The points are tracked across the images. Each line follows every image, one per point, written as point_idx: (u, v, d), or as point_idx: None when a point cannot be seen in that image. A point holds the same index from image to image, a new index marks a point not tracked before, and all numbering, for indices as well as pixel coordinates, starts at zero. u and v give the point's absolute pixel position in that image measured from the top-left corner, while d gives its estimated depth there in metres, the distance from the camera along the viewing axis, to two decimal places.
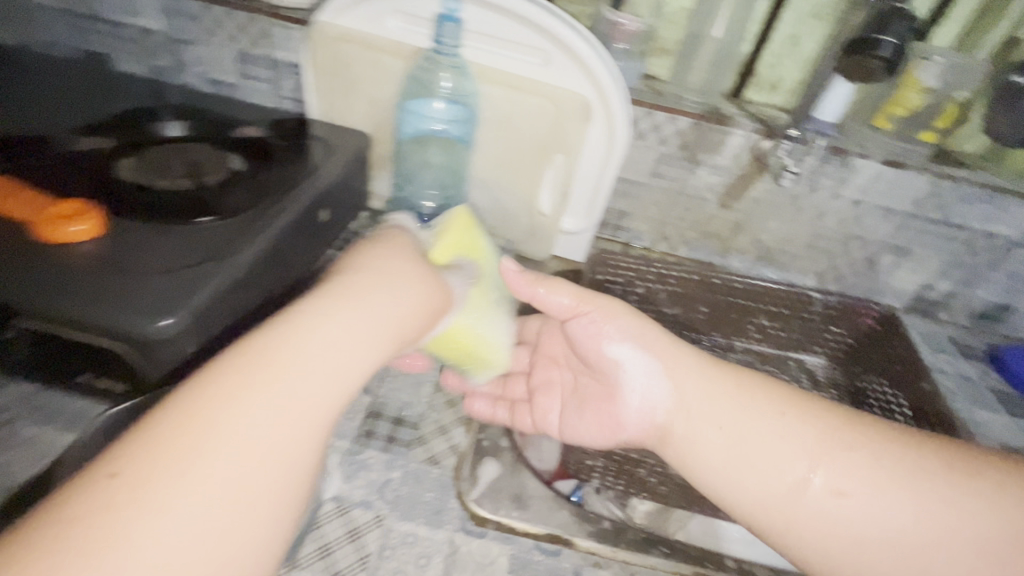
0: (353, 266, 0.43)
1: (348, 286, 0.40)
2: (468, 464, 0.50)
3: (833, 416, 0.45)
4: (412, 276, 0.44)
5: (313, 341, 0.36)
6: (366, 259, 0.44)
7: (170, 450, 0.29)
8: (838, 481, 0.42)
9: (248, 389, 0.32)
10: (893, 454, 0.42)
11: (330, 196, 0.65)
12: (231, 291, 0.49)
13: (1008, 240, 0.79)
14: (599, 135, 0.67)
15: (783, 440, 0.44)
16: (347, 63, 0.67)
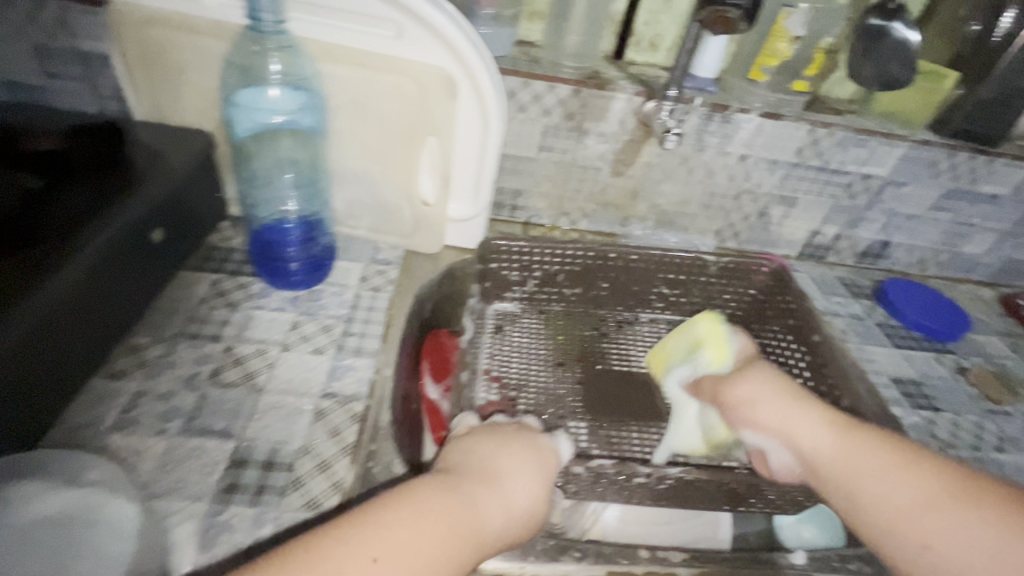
0: (499, 471, 0.44)
1: (496, 486, 0.42)
2: (354, 501, 0.45)
3: (921, 468, 0.44)
4: (534, 469, 0.46)
5: (427, 508, 0.37)
6: (502, 466, 0.44)
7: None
8: (944, 528, 0.40)
9: (348, 543, 0.34)
10: (981, 492, 0.41)
11: (163, 212, 0.55)
12: (33, 341, 0.41)
13: (881, 180, 0.82)
14: (470, 111, 0.61)
15: (901, 483, 0.43)
16: (163, 51, 0.57)
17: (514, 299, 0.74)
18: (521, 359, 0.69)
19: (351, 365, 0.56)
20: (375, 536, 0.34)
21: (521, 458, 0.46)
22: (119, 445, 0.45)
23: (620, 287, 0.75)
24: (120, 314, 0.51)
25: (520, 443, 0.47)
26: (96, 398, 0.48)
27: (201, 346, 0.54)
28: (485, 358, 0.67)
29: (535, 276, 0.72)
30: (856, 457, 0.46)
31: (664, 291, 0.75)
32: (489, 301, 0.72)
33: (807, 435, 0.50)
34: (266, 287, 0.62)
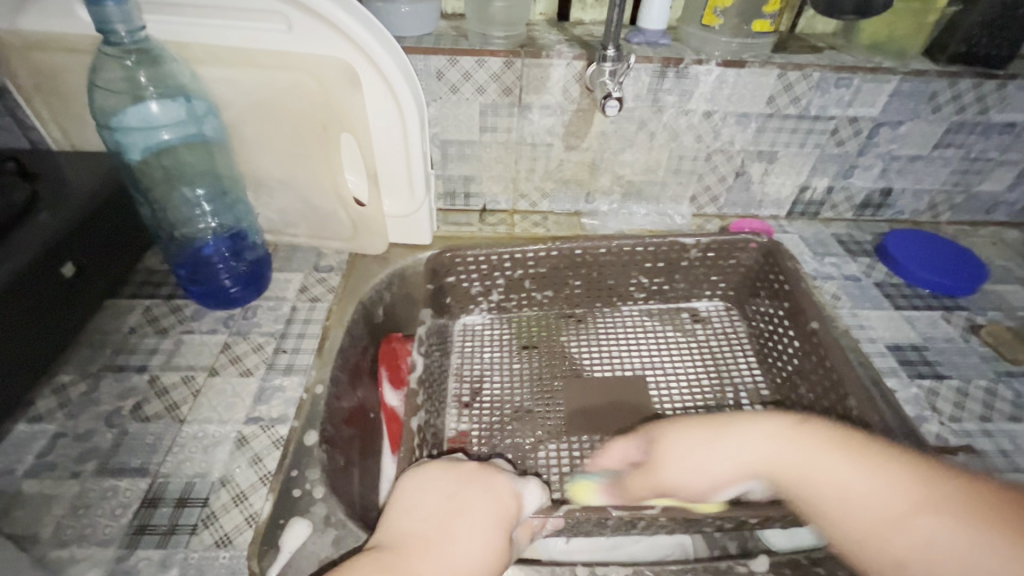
0: (441, 518, 0.40)
1: (432, 537, 0.39)
2: (268, 534, 0.42)
3: (884, 470, 0.39)
4: (484, 504, 0.42)
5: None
6: (445, 503, 0.41)
7: None
8: (914, 539, 0.36)
9: None
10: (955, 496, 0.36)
11: (75, 245, 0.52)
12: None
13: (873, 121, 0.72)
14: (383, 100, 0.57)
15: (859, 486, 0.39)
16: (58, 76, 0.55)
17: (481, 311, 0.73)
18: (496, 352, 0.69)
19: (280, 385, 0.54)
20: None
21: (472, 502, 0.42)
22: (31, 492, 0.44)
23: (595, 288, 0.73)
24: (34, 357, 0.49)
25: (472, 485, 0.43)
26: (15, 443, 0.47)
27: (126, 379, 0.53)
28: (454, 381, 0.66)
29: (508, 286, 0.71)
30: (819, 459, 0.41)
31: (641, 280, 0.73)
32: (460, 314, 0.72)
33: (756, 448, 0.44)
34: (199, 309, 0.60)
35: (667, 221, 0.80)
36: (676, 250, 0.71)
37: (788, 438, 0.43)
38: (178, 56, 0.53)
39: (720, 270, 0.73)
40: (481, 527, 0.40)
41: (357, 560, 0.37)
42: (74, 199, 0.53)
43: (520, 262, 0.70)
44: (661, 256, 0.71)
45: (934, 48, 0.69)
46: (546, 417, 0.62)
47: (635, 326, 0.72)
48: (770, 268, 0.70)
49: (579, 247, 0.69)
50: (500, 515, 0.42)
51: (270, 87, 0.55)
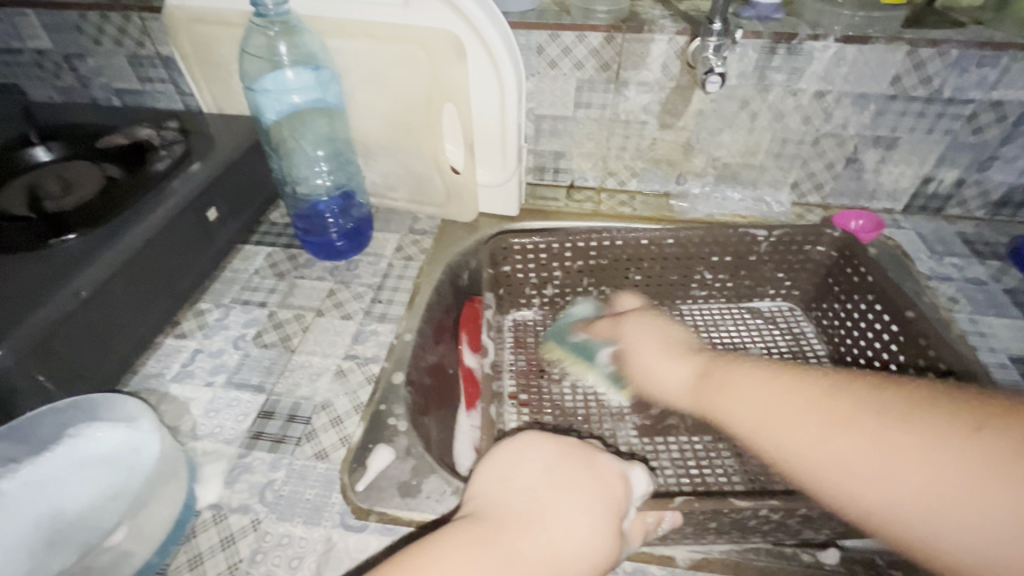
0: (550, 485, 0.39)
1: (542, 502, 0.38)
2: (358, 453, 0.48)
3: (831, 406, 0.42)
4: (587, 478, 0.40)
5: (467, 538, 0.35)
6: (547, 473, 0.40)
7: None
8: (848, 467, 0.39)
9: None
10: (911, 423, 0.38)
11: (216, 193, 0.61)
12: (96, 299, 0.48)
13: (1021, 106, 0.64)
14: (483, 70, 0.60)
15: (822, 438, 0.41)
16: (212, 46, 0.64)
17: (534, 306, 0.73)
18: (556, 345, 0.69)
19: (375, 330, 0.59)
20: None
21: (576, 477, 0.40)
22: (175, 393, 0.53)
23: (651, 287, 0.71)
24: (182, 284, 0.58)
25: (574, 460, 0.41)
26: (165, 353, 0.57)
27: (250, 311, 0.61)
28: (510, 378, 0.65)
29: (564, 279, 0.70)
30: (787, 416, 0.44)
31: (704, 276, 0.71)
32: (507, 310, 0.72)
33: (742, 411, 0.48)
34: (310, 259, 0.68)
35: (763, 207, 0.77)
36: (743, 250, 0.68)
37: (698, 382, 0.55)
38: (311, 29, 0.60)
39: (784, 267, 0.70)
40: (581, 510, 0.38)
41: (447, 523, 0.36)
42: (219, 153, 0.62)
43: (581, 251, 0.68)
44: (729, 252, 0.69)
45: None
46: (608, 414, 0.62)
47: (693, 324, 0.71)
48: (846, 262, 0.66)
49: (643, 235, 0.67)
50: (604, 496, 0.39)
51: (382, 59, 0.60)
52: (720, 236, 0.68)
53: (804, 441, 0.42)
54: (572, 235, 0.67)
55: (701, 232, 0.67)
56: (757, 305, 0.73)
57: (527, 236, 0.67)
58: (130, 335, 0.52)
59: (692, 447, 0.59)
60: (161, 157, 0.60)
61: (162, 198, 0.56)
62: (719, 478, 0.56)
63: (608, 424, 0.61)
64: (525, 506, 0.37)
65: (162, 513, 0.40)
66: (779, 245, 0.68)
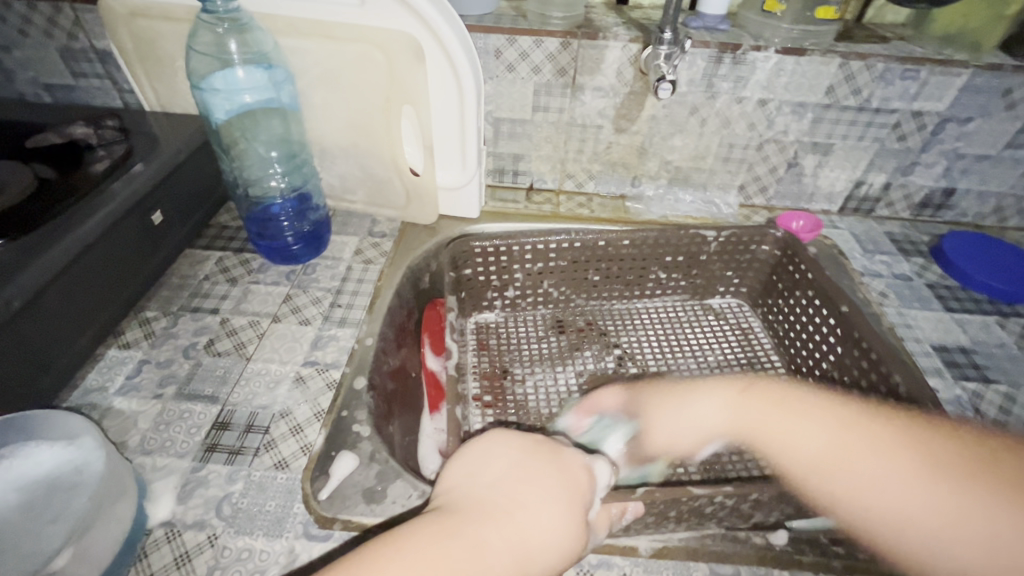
0: (520, 479, 0.40)
1: (512, 494, 0.38)
2: (320, 462, 0.47)
3: (877, 435, 0.45)
4: (554, 472, 0.41)
5: (436, 528, 0.35)
6: (518, 468, 0.41)
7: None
8: (871, 486, 0.43)
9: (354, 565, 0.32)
10: (919, 464, 0.42)
11: (160, 195, 0.58)
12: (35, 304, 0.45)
13: (938, 117, 0.70)
14: (442, 73, 0.60)
15: (865, 466, 0.44)
16: (154, 41, 0.61)
17: (496, 308, 0.74)
18: (516, 345, 0.70)
19: (335, 335, 0.58)
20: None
21: (544, 471, 0.41)
22: (121, 407, 0.50)
23: (606, 287, 0.74)
24: (125, 291, 0.55)
25: (541, 456, 0.42)
26: (108, 364, 0.54)
27: (201, 319, 0.59)
28: (473, 379, 0.66)
29: (525, 281, 0.72)
30: (833, 442, 0.47)
31: (660, 275, 0.74)
32: (468, 313, 0.72)
33: (805, 439, 0.49)
34: (264, 263, 0.66)
35: (713, 209, 0.80)
36: (695, 250, 0.72)
37: (737, 396, 0.56)
38: (263, 27, 0.58)
39: (734, 265, 0.74)
40: (549, 502, 0.38)
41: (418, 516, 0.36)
42: (163, 154, 0.59)
43: (540, 253, 0.69)
44: (682, 251, 0.72)
45: (1012, 44, 0.66)
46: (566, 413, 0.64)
47: (645, 321, 0.74)
48: (789, 260, 0.70)
49: (600, 236, 0.69)
50: (570, 488, 0.40)
51: (338, 60, 0.59)
52: (673, 237, 0.71)
53: (838, 460, 0.45)
54: (530, 237, 0.68)
55: (655, 232, 0.70)
56: (711, 302, 0.77)
57: (487, 237, 0.68)
58: (68, 346, 0.49)
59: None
60: (100, 157, 0.57)
61: (103, 199, 0.53)
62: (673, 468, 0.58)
63: (566, 423, 0.63)
64: (492, 497, 0.38)
65: (110, 532, 0.38)
66: (728, 244, 0.72)
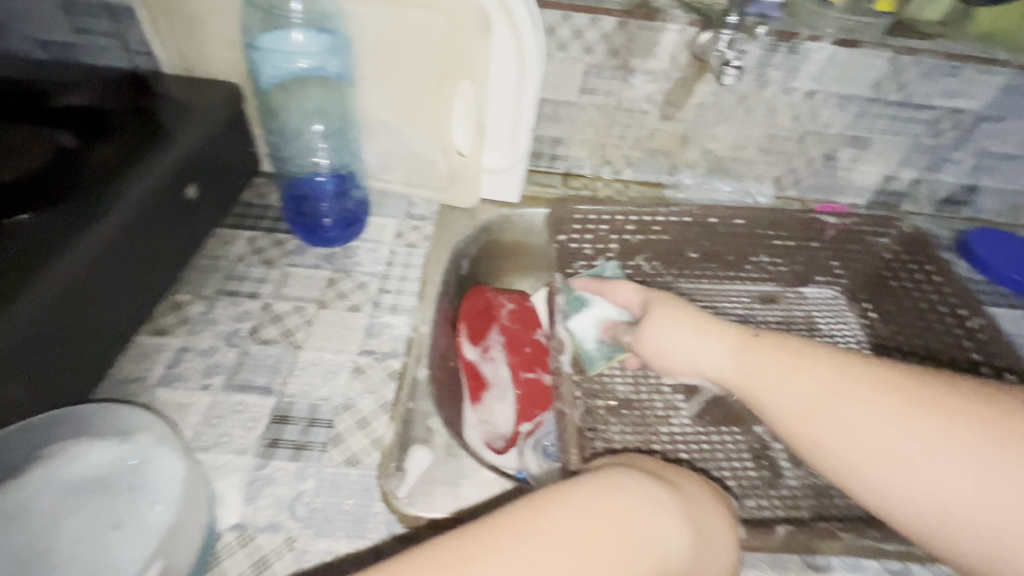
0: (680, 475, 0.37)
1: (679, 483, 0.35)
2: (394, 457, 0.44)
3: (884, 387, 0.37)
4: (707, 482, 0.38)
5: (611, 481, 0.32)
6: (677, 470, 0.38)
7: (477, 535, 0.29)
8: (864, 442, 0.35)
9: (527, 510, 0.30)
10: (896, 391, 0.36)
11: (196, 168, 0.53)
12: (73, 288, 0.41)
13: (974, 115, 0.72)
14: (503, 47, 0.57)
15: (871, 429, 0.36)
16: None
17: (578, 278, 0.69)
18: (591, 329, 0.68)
19: (388, 322, 0.55)
20: (545, 548, 0.28)
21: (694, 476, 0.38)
22: (165, 399, 0.46)
23: (704, 267, 0.70)
24: (162, 273, 0.51)
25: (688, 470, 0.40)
26: (143, 353, 0.49)
27: (240, 304, 0.54)
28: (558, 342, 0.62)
29: (619, 252, 0.70)
30: (785, 377, 0.41)
31: (762, 257, 0.70)
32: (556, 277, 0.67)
33: (783, 395, 0.41)
34: (301, 245, 0.61)
35: (749, 200, 0.80)
36: (806, 231, 0.68)
37: (738, 353, 0.45)
38: None
39: (841, 254, 0.69)
40: (712, 503, 0.36)
41: (609, 475, 0.33)
42: (197, 123, 0.54)
43: (644, 226, 0.68)
44: (796, 235, 0.69)
45: None
46: (654, 398, 0.56)
47: (741, 302, 0.68)
48: (908, 259, 0.67)
49: (720, 210, 0.67)
50: (725, 498, 0.38)
51: (393, 28, 0.55)
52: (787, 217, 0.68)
53: (803, 411, 0.39)
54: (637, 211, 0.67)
55: (774, 210, 0.68)
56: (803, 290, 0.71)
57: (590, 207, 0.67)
58: (105, 333, 0.45)
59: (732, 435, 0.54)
60: (124, 125, 0.52)
61: (138, 173, 0.48)
62: (741, 463, 0.52)
63: (657, 408, 0.55)
64: (678, 492, 0.34)
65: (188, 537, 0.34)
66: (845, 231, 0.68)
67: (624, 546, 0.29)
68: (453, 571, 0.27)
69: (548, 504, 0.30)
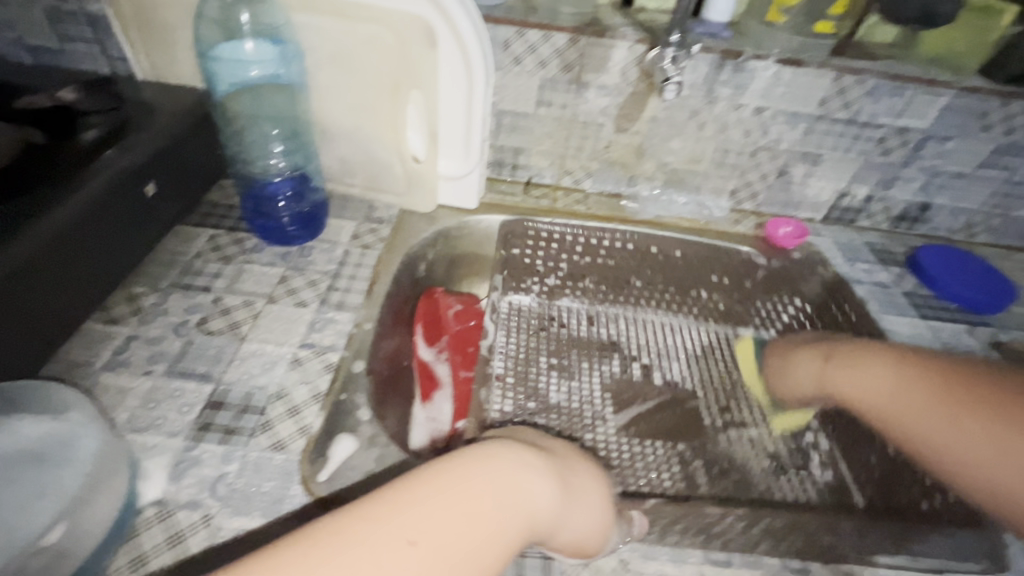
0: (553, 448, 0.45)
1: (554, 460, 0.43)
2: (318, 444, 0.46)
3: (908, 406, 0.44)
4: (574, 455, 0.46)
5: (497, 454, 0.39)
6: (551, 442, 0.47)
7: (377, 505, 0.33)
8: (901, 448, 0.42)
9: (426, 483, 0.35)
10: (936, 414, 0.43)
11: (158, 167, 0.56)
12: (24, 271, 0.43)
13: (921, 134, 0.73)
14: (451, 58, 0.60)
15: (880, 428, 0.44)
16: (154, 8, 0.60)
17: (532, 292, 0.77)
18: (535, 341, 0.73)
19: (333, 318, 0.57)
20: (417, 516, 0.32)
21: (570, 453, 0.46)
22: (107, 382, 0.48)
23: (648, 294, 0.78)
24: (117, 265, 0.53)
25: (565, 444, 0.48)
26: (92, 339, 0.51)
27: (192, 297, 0.57)
28: (500, 357, 0.70)
29: (570, 270, 0.77)
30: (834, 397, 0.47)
31: (703, 293, 0.78)
32: (507, 292, 0.76)
33: (873, 385, 0.53)
34: (258, 243, 0.64)
35: (705, 212, 0.82)
36: (740, 270, 0.77)
37: (824, 366, 0.58)
38: None
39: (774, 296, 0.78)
40: (582, 480, 0.43)
41: (464, 452, 0.38)
42: (161, 125, 0.57)
43: (590, 249, 0.76)
44: (729, 274, 0.77)
45: (992, 66, 0.69)
46: (585, 408, 0.67)
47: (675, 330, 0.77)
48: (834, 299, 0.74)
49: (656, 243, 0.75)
50: (592, 469, 0.46)
51: (346, 40, 0.59)
52: (722, 255, 0.77)
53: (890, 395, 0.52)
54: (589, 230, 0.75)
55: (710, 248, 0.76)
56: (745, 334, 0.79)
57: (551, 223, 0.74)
58: (56, 318, 0.47)
59: (655, 447, 0.64)
60: (92, 124, 0.55)
61: (99, 168, 0.51)
62: (664, 471, 0.61)
63: (586, 416, 0.66)
64: (540, 455, 0.42)
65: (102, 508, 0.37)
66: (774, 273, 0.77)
67: (505, 514, 0.36)
68: (349, 537, 0.31)
69: (408, 483, 0.35)
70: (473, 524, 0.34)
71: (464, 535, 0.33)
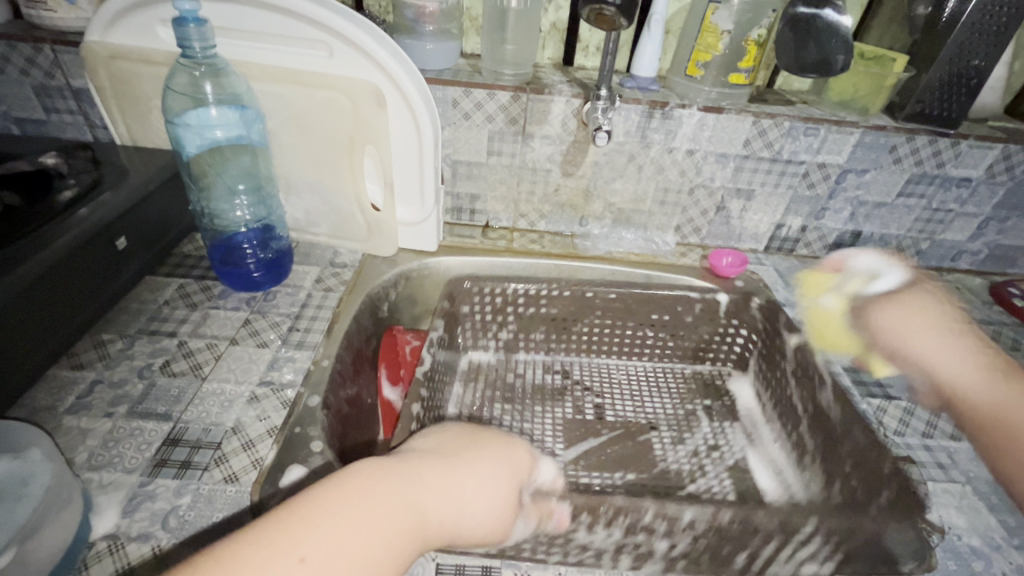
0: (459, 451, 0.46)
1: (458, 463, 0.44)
2: (268, 475, 0.48)
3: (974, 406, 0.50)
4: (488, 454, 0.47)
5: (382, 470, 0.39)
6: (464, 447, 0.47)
7: (261, 531, 0.32)
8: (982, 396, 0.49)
9: (314, 504, 0.34)
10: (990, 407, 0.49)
11: (126, 222, 0.60)
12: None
13: (839, 168, 0.80)
14: (398, 115, 0.67)
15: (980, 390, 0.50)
16: (134, 83, 0.67)
17: (491, 348, 0.80)
18: (485, 397, 0.74)
19: (292, 357, 0.60)
20: (308, 535, 0.32)
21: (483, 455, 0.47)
22: (70, 424, 0.51)
23: (597, 338, 0.79)
24: (84, 314, 0.56)
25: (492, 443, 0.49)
26: (58, 385, 0.54)
27: (158, 342, 0.60)
28: (454, 405, 0.73)
29: (517, 323, 0.79)
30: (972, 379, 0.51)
31: (648, 333, 0.79)
32: (467, 350, 0.79)
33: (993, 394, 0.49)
34: (226, 290, 0.68)
35: (652, 246, 0.87)
36: (678, 311, 0.77)
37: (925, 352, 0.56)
38: (238, 71, 0.64)
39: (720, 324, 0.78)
40: (492, 479, 0.45)
41: (348, 470, 0.38)
42: (132, 183, 0.62)
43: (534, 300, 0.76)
44: (666, 311, 0.77)
45: (894, 106, 0.78)
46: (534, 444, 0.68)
47: (619, 373, 0.79)
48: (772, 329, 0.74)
49: (590, 288, 0.75)
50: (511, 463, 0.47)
51: (306, 103, 0.66)
52: (659, 298, 0.76)
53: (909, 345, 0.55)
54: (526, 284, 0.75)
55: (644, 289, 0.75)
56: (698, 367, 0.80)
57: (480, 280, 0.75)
58: (20, 365, 0.49)
59: (601, 478, 0.64)
60: (68, 184, 0.59)
61: (67, 224, 0.54)
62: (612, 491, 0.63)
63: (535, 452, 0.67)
64: (432, 466, 0.42)
65: (53, 539, 0.39)
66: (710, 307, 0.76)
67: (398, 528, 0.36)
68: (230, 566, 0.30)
69: (297, 503, 0.34)
70: (367, 533, 0.34)
71: (356, 539, 0.34)
